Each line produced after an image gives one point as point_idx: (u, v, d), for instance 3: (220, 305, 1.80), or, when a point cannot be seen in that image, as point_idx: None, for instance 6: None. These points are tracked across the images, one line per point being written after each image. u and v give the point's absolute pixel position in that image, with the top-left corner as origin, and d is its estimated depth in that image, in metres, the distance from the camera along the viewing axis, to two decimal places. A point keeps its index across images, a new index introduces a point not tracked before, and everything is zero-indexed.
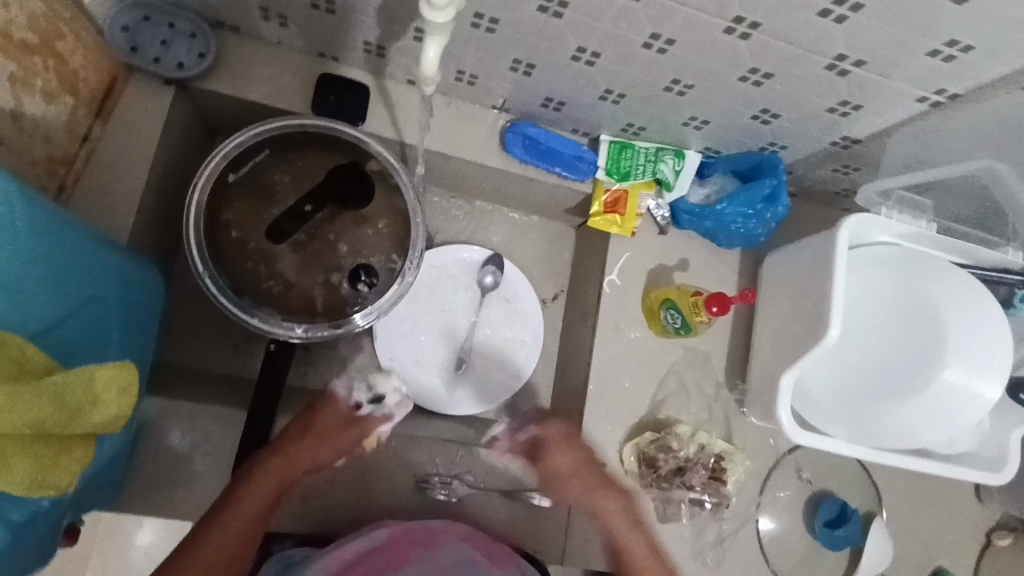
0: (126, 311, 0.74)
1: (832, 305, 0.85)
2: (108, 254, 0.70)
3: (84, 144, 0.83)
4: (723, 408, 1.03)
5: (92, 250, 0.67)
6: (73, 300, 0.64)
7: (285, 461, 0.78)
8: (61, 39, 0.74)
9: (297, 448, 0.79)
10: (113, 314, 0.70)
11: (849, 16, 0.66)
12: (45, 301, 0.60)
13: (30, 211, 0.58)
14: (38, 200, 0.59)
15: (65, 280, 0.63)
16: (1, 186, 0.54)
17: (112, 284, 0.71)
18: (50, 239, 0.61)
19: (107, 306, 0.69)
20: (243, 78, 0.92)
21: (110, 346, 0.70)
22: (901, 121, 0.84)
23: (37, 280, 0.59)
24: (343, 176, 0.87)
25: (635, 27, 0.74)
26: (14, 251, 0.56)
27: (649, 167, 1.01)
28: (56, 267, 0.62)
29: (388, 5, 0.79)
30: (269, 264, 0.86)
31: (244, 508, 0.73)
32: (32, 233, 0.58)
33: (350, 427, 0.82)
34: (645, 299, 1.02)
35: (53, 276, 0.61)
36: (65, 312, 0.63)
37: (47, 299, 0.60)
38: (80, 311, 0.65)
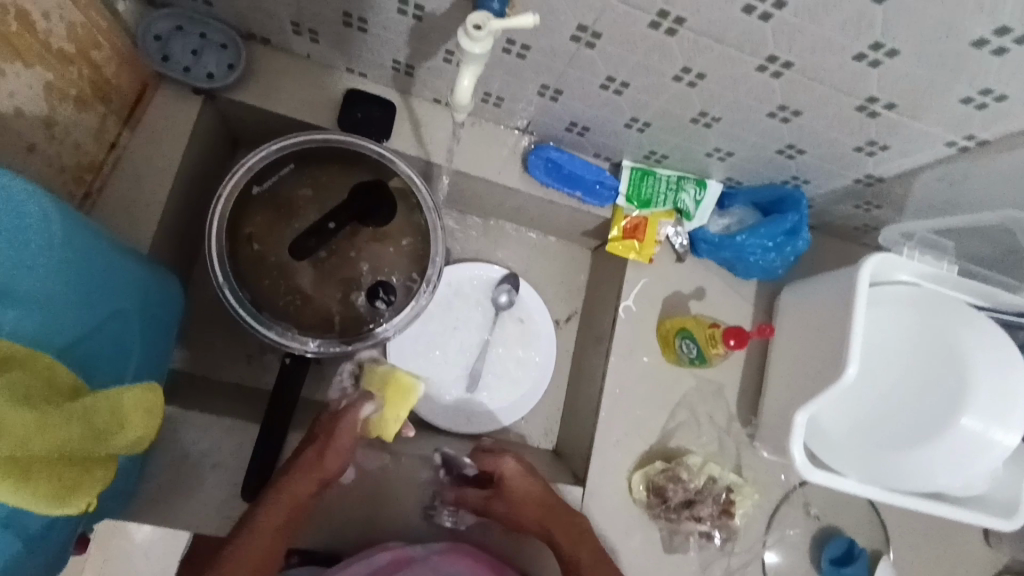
0: (145, 330, 0.72)
1: (851, 344, 0.84)
2: (133, 269, 0.69)
3: (111, 151, 0.83)
4: (734, 440, 1.02)
5: (116, 265, 0.66)
6: (99, 315, 0.62)
7: (294, 477, 0.81)
8: (97, 48, 0.74)
9: (304, 462, 0.82)
10: (134, 333, 0.69)
11: (884, 61, 0.66)
12: (74, 316, 0.59)
13: (64, 225, 0.58)
14: (69, 214, 0.60)
15: (91, 294, 0.61)
16: (37, 201, 0.55)
17: (135, 300, 0.69)
18: (81, 252, 0.60)
19: (129, 322, 0.68)
20: (272, 90, 0.92)
21: (130, 366, 0.68)
22: (928, 164, 0.83)
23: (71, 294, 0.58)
24: (364, 193, 0.87)
25: (667, 61, 0.74)
26: (47, 262, 0.56)
27: (670, 195, 1.01)
28: (84, 280, 0.60)
29: (421, 29, 0.79)
30: (291, 279, 0.86)
31: (264, 523, 0.78)
32: (64, 246, 0.58)
33: (337, 423, 0.84)
34: (660, 326, 1.02)
35: (85, 290, 0.60)
36: (94, 327, 0.62)
37: (78, 313, 0.59)
38: (107, 327, 0.64)
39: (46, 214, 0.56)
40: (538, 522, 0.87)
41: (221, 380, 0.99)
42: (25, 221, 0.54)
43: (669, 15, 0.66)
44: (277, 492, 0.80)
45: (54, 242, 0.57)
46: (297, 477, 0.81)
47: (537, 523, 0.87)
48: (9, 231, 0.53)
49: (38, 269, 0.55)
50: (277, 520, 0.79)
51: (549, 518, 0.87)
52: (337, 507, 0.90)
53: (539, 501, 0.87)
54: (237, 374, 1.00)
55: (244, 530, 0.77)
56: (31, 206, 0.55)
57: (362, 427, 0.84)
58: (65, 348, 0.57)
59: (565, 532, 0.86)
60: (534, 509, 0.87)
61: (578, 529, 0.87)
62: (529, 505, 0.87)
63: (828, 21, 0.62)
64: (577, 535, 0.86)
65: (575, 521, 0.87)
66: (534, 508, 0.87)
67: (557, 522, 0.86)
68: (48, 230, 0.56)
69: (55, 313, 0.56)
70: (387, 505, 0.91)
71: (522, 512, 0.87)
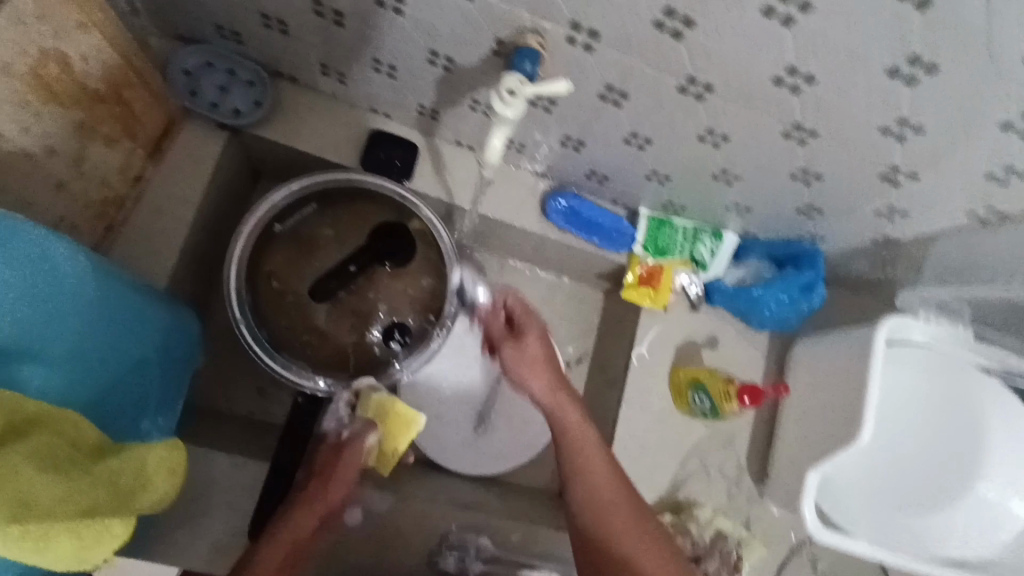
0: (167, 374, 0.73)
1: (866, 407, 0.84)
2: (160, 317, 0.71)
3: (135, 184, 0.83)
4: (743, 493, 1.01)
5: (146, 317, 0.68)
6: (124, 368, 0.65)
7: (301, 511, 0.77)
8: (130, 87, 0.75)
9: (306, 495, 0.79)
10: (157, 380, 0.70)
11: (909, 137, 0.66)
12: (98, 372, 0.62)
13: (93, 279, 0.61)
14: (106, 271, 0.62)
15: (119, 349, 0.64)
16: (73, 262, 0.58)
17: (158, 348, 0.71)
18: (107, 306, 0.62)
19: (151, 371, 0.69)
20: (297, 128, 0.93)
21: (148, 415, 0.68)
22: (946, 231, 0.83)
23: (91, 346, 0.60)
24: (384, 237, 0.88)
25: (692, 122, 0.75)
26: (80, 318, 0.59)
27: (687, 247, 1.02)
28: (114, 337, 0.64)
29: (448, 78, 0.80)
30: (308, 318, 0.86)
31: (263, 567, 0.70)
32: (99, 304, 0.61)
33: (341, 451, 0.82)
34: (673, 376, 1.02)
35: (106, 342, 0.62)
36: (113, 379, 0.63)
37: (94, 366, 0.61)
38: (128, 377, 0.66)
39: (80, 270, 0.59)
40: (545, 387, 0.82)
41: (230, 411, 0.98)
42: (58, 279, 0.57)
43: (698, 82, 0.67)
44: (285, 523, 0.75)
45: (81, 296, 0.59)
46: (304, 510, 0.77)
47: (543, 387, 0.82)
48: (38, 287, 0.55)
49: (63, 323, 0.57)
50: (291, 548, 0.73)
51: (554, 396, 0.82)
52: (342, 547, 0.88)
53: (545, 375, 0.83)
54: (246, 406, 0.99)
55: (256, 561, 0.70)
56: (66, 268, 0.58)
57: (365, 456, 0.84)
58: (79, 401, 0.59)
59: (568, 416, 0.80)
60: (541, 372, 0.83)
61: (587, 438, 0.79)
62: (539, 367, 0.83)
63: (856, 98, 0.62)
64: (576, 427, 0.80)
65: (576, 415, 0.81)
66: (541, 373, 0.83)
67: (563, 401, 0.82)
68: (77, 285, 0.59)
69: (75, 366, 0.58)
70: (394, 547, 0.90)
71: (528, 368, 0.83)
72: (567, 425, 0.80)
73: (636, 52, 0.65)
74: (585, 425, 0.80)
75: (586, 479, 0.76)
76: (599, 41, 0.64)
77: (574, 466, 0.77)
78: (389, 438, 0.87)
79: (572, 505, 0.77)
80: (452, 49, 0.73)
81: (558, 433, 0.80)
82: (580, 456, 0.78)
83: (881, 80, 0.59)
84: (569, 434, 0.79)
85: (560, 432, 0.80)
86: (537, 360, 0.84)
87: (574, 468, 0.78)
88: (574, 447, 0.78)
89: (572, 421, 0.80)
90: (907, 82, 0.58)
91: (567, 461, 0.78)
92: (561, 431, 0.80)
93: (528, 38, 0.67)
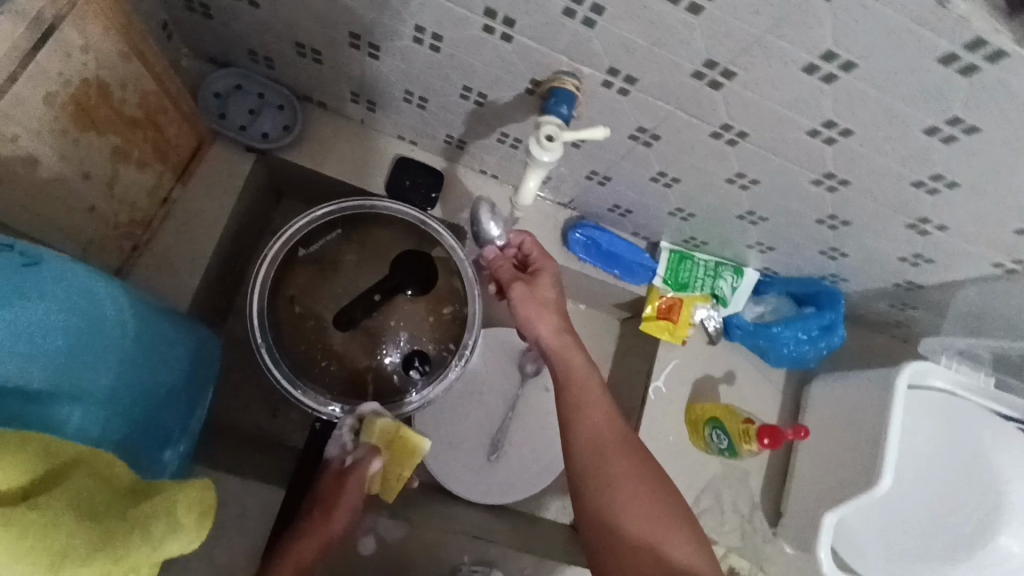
0: (188, 404, 0.74)
1: (886, 455, 0.82)
2: (183, 347, 0.71)
3: (162, 207, 0.83)
4: (757, 533, 1.00)
5: (173, 352, 0.69)
6: (154, 406, 0.65)
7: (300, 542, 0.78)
8: (164, 112, 0.75)
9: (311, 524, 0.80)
10: (178, 412, 0.71)
11: (942, 191, 0.67)
12: (136, 412, 0.62)
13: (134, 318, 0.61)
14: (143, 307, 0.63)
15: (153, 388, 0.65)
16: (116, 301, 0.59)
17: (181, 379, 0.71)
18: (143, 349, 0.63)
19: (172, 403, 0.69)
20: (323, 153, 0.94)
21: (166, 444, 0.69)
22: (971, 279, 0.83)
23: (127, 390, 0.60)
24: (409, 265, 0.88)
25: (722, 165, 0.75)
26: (124, 358, 0.59)
27: (708, 281, 1.02)
28: (152, 375, 0.64)
29: (479, 112, 0.81)
30: (327, 342, 0.85)
31: None
32: (140, 342, 0.62)
33: (344, 480, 0.81)
34: (689, 411, 1.01)
35: (140, 384, 0.62)
36: (141, 419, 0.63)
37: (127, 410, 0.61)
38: (156, 414, 0.66)
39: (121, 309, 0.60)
40: (551, 333, 0.81)
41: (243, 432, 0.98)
42: (106, 320, 0.58)
43: (732, 129, 0.67)
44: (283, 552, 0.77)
45: (123, 339, 0.60)
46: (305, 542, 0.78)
47: (548, 332, 0.81)
48: (88, 332, 0.55)
49: (105, 369, 0.57)
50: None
51: (561, 338, 0.81)
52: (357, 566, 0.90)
53: (554, 317, 0.82)
54: (259, 427, 0.99)
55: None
56: (111, 307, 0.58)
57: (367, 483, 0.82)
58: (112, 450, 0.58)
59: (571, 357, 0.80)
60: (551, 319, 0.82)
61: (590, 386, 0.79)
62: (548, 310, 0.82)
63: (890, 153, 0.63)
64: (580, 371, 0.79)
65: (580, 359, 0.80)
66: (550, 318, 0.82)
67: (569, 344, 0.81)
68: (120, 328, 0.59)
69: (113, 412, 0.58)
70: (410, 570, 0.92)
71: (537, 313, 0.82)
72: (571, 372, 0.79)
73: (673, 99, 0.65)
74: (590, 371, 0.79)
75: (581, 415, 0.77)
76: (635, 86, 0.65)
77: (570, 403, 0.77)
78: (394, 460, 0.82)
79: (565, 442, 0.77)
80: (487, 85, 0.74)
81: (560, 380, 0.79)
82: (578, 400, 0.77)
83: (918, 137, 0.59)
84: (570, 377, 0.79)
85: (563, 376, 0.79)
86: (547, 309, 0.82)
87: (570, 411, 0.77)
88: (574, 394, 0.78)
89: (576, 367, 0.79)
90: (944, 140, 0.59)
91: (563, 404, 0.78)
92: (564, 373, 0.79)
93: (564, 80, 0.67)
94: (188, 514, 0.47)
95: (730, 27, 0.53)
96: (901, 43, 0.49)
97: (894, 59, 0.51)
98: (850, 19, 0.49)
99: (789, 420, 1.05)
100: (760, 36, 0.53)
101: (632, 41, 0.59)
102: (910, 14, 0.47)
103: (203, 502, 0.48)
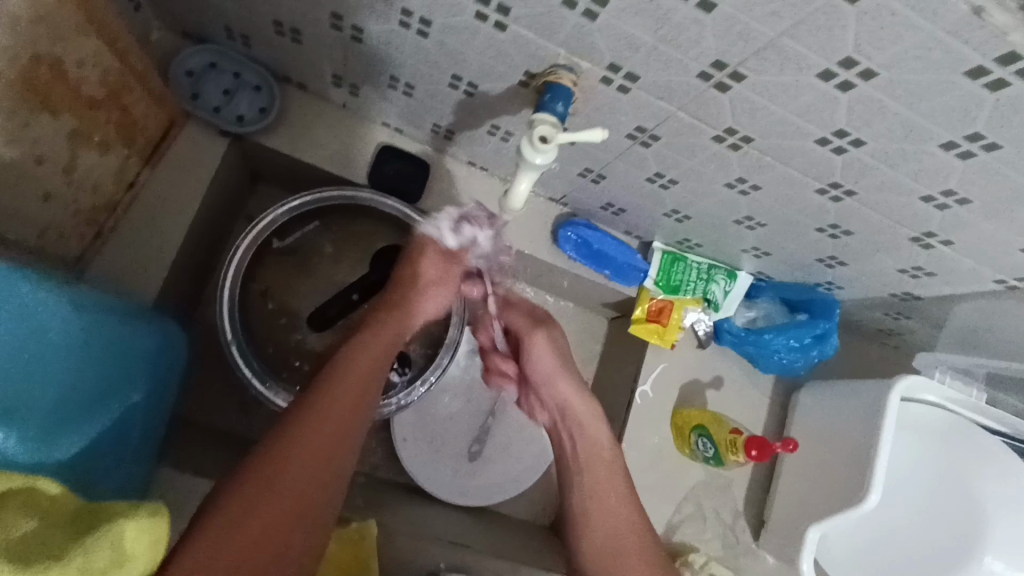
0: (153, 409, 0.69)
1: (875, 471, 0.79)
2: (144, 351, 0.66)
3: (128, 191, 0.77)
4: (740, 539, 0.97)
5: (132, 358, 0.64)
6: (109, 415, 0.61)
7: (290, 463, 0.60)
8: (129, 91, 0.69)
9: (341, 397, 0.66)
10: (140, 420, 0.66)
11: (953, 207, 0.64)
12: (78, 427, 0.58)
13: (84, 321, 0.58)
14: (100, 316, 0.61)
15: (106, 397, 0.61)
16: (58, 306, 0.56)
17: (148, 389, 0.67)
18: (95, 359, 0.60)
19: (135, 414, 0.65)
20: (302, 138, 0.88)
21: (130, 450, 0.65)
22: (971, 294, 0.81)
23: (71, 402, 0.57)
24: (389, 261, 0.84)
25: (723, 170, 0.71)
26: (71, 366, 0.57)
27: (700, 285, 0.99)
28: (105, 383, 0.61)
29: (469, 103, 0.76)
30: (301, 339, 0.83)
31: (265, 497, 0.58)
32: (90, 348, 0.59)
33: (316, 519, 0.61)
34: (674, 416, 0.99)
35: (91, 394, 0.59)
36: (93, 430, 0.60)
37: (71, 420, 0.57)
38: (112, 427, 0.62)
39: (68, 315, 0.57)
40: (573, 393, 0.84)
41: (212, 427, 0.93)
42: (45, 326, 0.55)
43: (737, 133, 0.64)
44: (263, 459, 0.60)
45: (66, 354, 0.57)
46: (285, 476, 0.59)
47: (570, 391, 0.84)
48: (32, 346, 0.54)
49: (47, 379, 0.55)
50: (232, 550, 0.54)
51: (586, 400, 0.84)
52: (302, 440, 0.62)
53: (574, 379, 0.84)
54: (229, 423, 0.95)
55: (204, 532, 0.53)
56: (50, 315, 0.55)
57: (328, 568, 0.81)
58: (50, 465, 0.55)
59: (593, 428, 0.82)
60: (572, 378, 0.84)
61: (611, 468, 0.80)
62: (555, 370, 0.84)
63: (901, 166, 0.61)
64: (604, 446, 0.81)
65: (603, 432, 0.82)
66: (570, 377, 0.84)
67: (591, 411, 0.83)
68: (64, 343, 0.56)
69: (51, 425, 0.55)
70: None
71: (557, 368, 0.84)
72: (595, 448, 0.81)
73: (676, 100, 0.62)
74: (613, 446, 0.81)
75: (605, 503, 0.78)
76: (636, 84, 0.61)
77: (589, 486, 0.79)
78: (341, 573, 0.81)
79: (584, 535, 0.78)
80: (477, 75, 0.69)
81: (581, 457, 0.81)
82: (600, 483, 0.79)
83: (935, 151, 0.57)
84: (593, 451, 0.81)
85: (585, 455, 0.81)
86: (563, 363, 0.85)
87: (594, 498, 0.79)
88: (598, 475, 0.80)
89: (602, 443, 0.81)
90: (961, 155, 0.56)
91: (586, 489, 0.80)
92: (587, 443, 0.82)
93: (561, 75, 0.63)
94: (136, 546, 0.43)
95: (744, 27, 0.49)
96: (928, 52, 0.46)
97: (920, 70, 0.48)
98: (876, 24, 0.45)
99: (777, 428, 1.03)
100: (775, 38, 0.49)
101: (637, 37, 0.55)
102: (943, 24, 0.44)
103: (154, 534, 0.44)
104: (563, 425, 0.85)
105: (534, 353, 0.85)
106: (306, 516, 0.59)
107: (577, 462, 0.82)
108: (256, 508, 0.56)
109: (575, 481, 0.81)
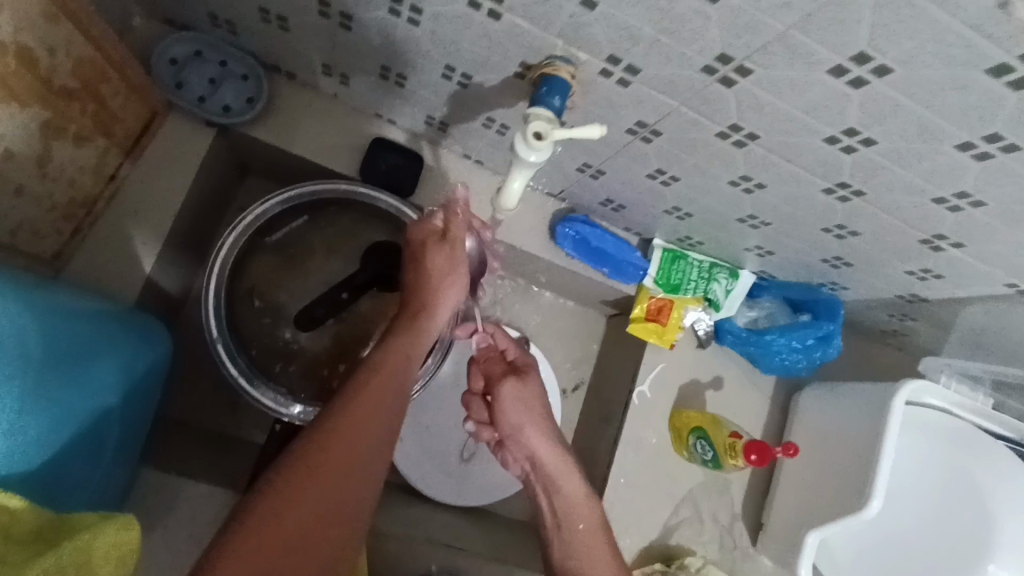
0: (129, 417, 0.66)
1: (878, 478, 0.76)
2: (115, 356, 0.63)
3: (109, 184, 0.75)
4: (736, 542, 0.95)
5: (103, 363, 0.61)
6: (81, 424, 0.58)
7: (316, 467, 0.53)
8: (104, 80, 0.66)
9: (371, 389, 0.59)
10: (115, 427, 0.64)
11: (966, 209, 0.61)
12: (51, 434, 0.55)
13: (42, 322, 0.56)
14: (51, 317, 0.57)
15: (73, 407, 0.57)
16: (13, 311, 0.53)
17: (124, 391, 0.64)
18: (59, 364, 0.56)
19: (110, 420, 0.62)
20: (290, 129, 0.85)
21: (103, 458, 0.63)
22: (980, 297, 0.78)
23: (38, 409, 0.54)
24: (377, 257, 0.80)
25: (727, 167, 0.69)
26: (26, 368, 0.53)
27: (701, 284, 0.96)
28: (68, 392, 0.57)
29: (463, 95, 0.74)
30: (290, 339, 0.79)
31: (297, 500, 0.52)
32: (49, 351, 0.56)
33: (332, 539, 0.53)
34: (673, 418, 0.96)
35: (52, 402, 0.55)
36: (60, 442, 0.56)
37: (43, 425, 0.54)
38: (80, 438, 0.59)
39: (23, 317, 0.54)
40: (549, 444, 0.75)
41: (199, 426, 0.92)
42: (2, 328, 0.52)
43: (741, 130, 0.61)
44: (299, 457, 0.54)
45: (24, 362, 0.53)
46: (307, 485, 0.52)
47: (542, 442, 0.75)
48: None
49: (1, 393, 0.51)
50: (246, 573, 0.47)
51: (559, 452, 0.75)
52: (327, 448, 0.54)
53: (547, 430, 0.76)
54: (217, 420, 0.93)
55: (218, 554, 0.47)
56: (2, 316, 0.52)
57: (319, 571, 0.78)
58: (19, 474, 0.52)
59: (571, 484, 0.73)
60: (542, 429, 0.76)
61: (596, 523, 0.71)
62: (534, 423, 0.76)
63: (913, 167, 0.58)
64: (582, 500, 0.73)
65: (579, 484, 0.74)
66: (541, 429, 0.76)
67: (567, 465, 0.75)
68: (21, 349, 0.53)
69: (18, 436, 0.52)
70: None
71: (528, 418, 0.76)
72: (573, 503, 0.72)
73: (678, 95, 0.59)
74: (590, 499, 0.73)
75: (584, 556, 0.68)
76: (636, 77, 0.58)
77: (572, 550, 0.69)
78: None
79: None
80: (471, 66, 0.67)
81: (558, 514, 0.73)
82: (584, 543, 0.70)
83: (949, 151, 0.54)
84: (570, 507, 0.72)
85: (563, 510, 0.72)
86: (537, 414, 0.77)
87: (584, 557, 0.69)
88: (583, 536, 0.70)
89: (581, 498, 0.73)
90: (977, 156, 0.54)
91: (566, 549, 0.70)
92: (564, 500, 0.73)
93: (558, 68, 0.60)
94: (106, 559, 0.44)
95: (751, 19, 0.47)
96: (946, 48, 0.44)
97: (936, 67, 0.45)
98: (892, 18, 0.43)
99: (777, 430, 1.00)
100: (784, 31, 0.47)
101: (638, 28, 0.52)
102: (963, 17, 0.41)
103: (123, 547, 0.45)
104: (538, 478, 0.76)
105: (503, 399, 0.77)
106: (332, 526, 0.53)
107: (554, 523, 0.73)
108: (271, 524, 0.50)
109: (551, 542, 0.72)
